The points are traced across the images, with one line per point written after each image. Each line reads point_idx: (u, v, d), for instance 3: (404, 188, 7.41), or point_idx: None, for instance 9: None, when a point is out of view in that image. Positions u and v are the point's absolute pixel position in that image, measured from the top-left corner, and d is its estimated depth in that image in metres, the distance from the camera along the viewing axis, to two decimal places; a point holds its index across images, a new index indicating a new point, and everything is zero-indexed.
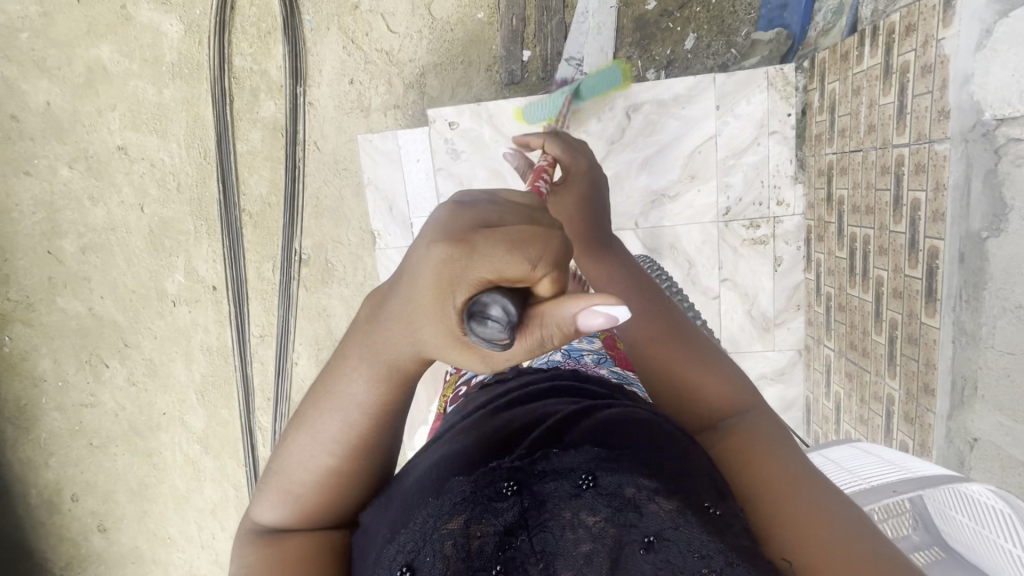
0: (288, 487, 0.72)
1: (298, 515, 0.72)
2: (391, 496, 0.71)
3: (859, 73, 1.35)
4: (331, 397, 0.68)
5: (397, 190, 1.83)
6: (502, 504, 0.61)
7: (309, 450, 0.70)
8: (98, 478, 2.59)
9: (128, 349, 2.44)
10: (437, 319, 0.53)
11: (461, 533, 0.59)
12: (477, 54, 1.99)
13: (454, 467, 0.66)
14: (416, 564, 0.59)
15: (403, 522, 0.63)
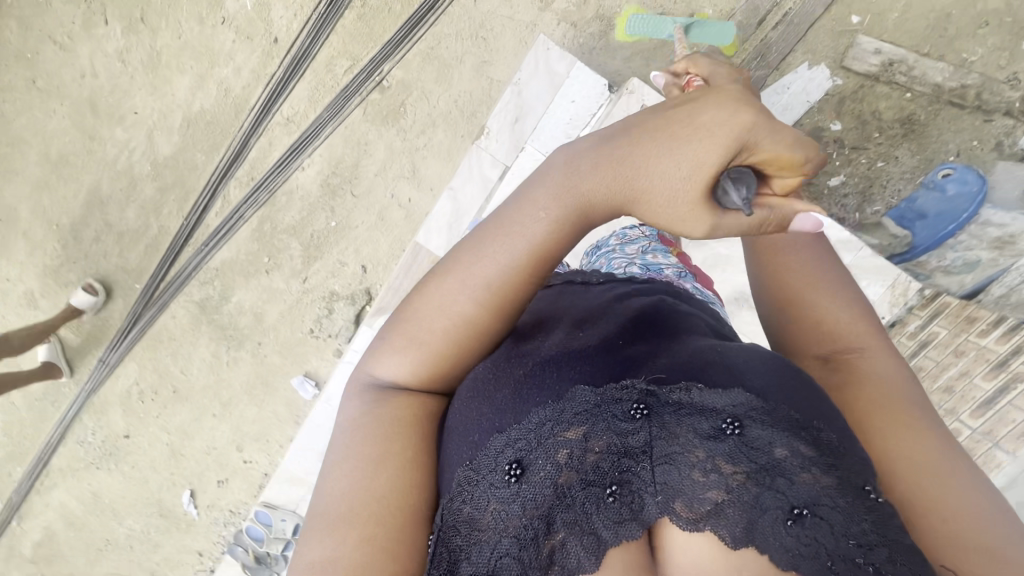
0: (411, 336, 0.69)
1: (413, 365, 0.69)
2: (495, 370, 0.69)
3: (974, 343, 1.45)
4: (495, 239, 0.67)
5: (537, 113, 1.72)
6: (630, 434, 0.63)
7: (456, 293, 0.67)
8: (21, 119, 2.27)
9: (143, 26, 2.12)
10: (683, 194, 0.58)
11: (580, 441, 0.62)
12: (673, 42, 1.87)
13: (573, 374, 0.66)
14: (528, 460, 0.62)
15: (516, 417, 0.64)
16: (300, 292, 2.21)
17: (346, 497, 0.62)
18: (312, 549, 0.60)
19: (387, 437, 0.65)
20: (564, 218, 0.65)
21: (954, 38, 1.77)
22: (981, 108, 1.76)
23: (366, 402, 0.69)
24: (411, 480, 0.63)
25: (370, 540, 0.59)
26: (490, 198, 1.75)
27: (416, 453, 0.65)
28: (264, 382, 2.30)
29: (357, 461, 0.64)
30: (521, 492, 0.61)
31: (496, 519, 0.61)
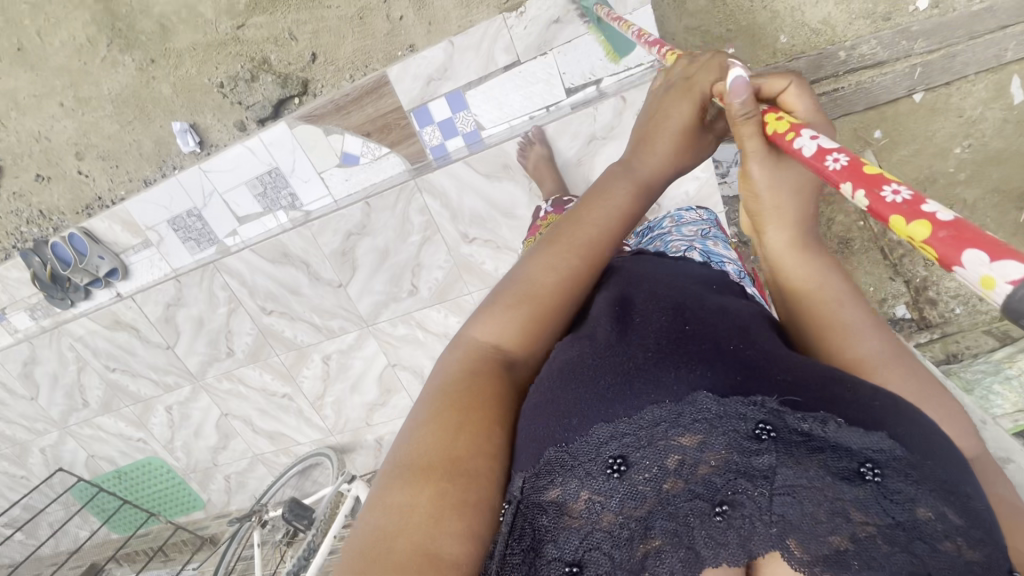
0: (510, 303, 0.66)
1: (514, 333, 0.65)
2: (597, 355, 0.58)
3: None
4: (585, 205, 0.71)
5: (578, 28, 1.44)
6: (756, 457, 0.49)
7: (554, 263, 0.67)
8: None
9: None
10: (680, 132, 0.73)
11: (693, 451, 0.50)
12: (737, 43, 1.73)
13: (693, 371, 0.53)
14: (631, 456, 0.51)
15: (624, 407, 0.53)
16: (231, 36, 1.67)
17: (427, 453, 0.54)
18: (383, 506, 0.51)
19: (473, 404, 0.57)
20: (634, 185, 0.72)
21: None
22: (895, 266, 1.98)
23: (461, 365, 0.63)
24: (494, 451, 0.55)
25: (443, 502, 0.50)
26: (483, 80, 1.52)
27: (498, 421, 0.58)
28: (138, 102, 1.78)
29: (446, 422, 0.56)
30: (621, 492, 0.50)
31: (585, 513, 0.50)
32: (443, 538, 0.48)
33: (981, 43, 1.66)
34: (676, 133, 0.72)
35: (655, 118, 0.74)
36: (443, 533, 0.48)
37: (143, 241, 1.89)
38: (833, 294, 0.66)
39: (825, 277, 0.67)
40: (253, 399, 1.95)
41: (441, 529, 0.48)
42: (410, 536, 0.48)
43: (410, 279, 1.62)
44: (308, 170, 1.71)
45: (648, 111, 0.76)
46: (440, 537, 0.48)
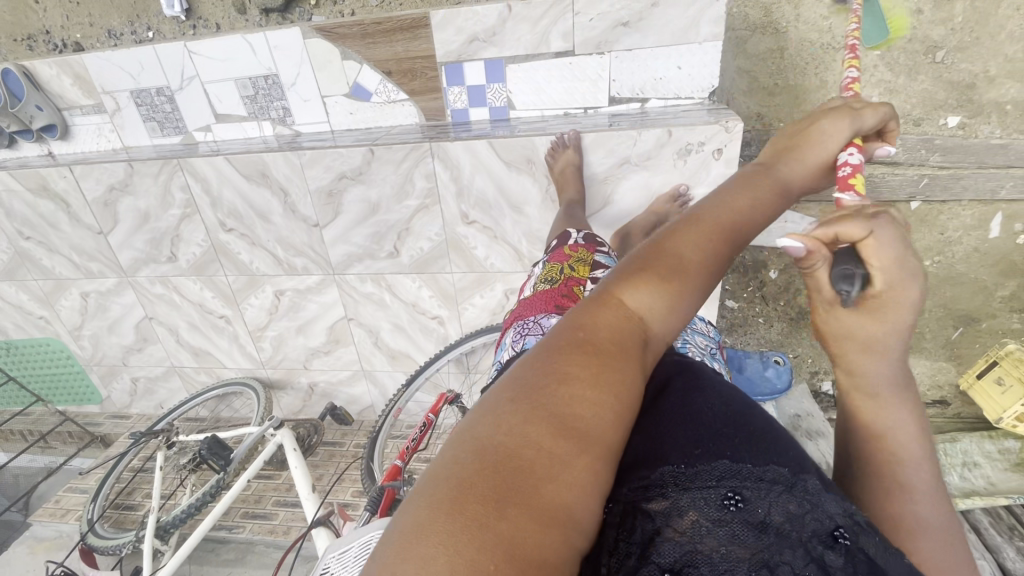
0: (656, 267, 0.51)
1: (667, 303, 0.50)
2: (726, 410, 0.54)
3: None
4: (748, 188, 0.58)
5: (644, 39, 1.34)
6: (826, 552, 0.43)
7: (703, 239, 0.52)
8: None
9: None
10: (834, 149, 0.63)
11: (792, 522, 0.45)
12: (777, 101, 1.71)
13: (806, 452, 0.51)
14: (750, 494, 0.46)
15: (750, 452, 0.49)
16: None
17: (577, 410, 0.43)
18: (519, 439, 0.41)
19: (623, 372, 0.46)
20: (773, 185, 0.60)
21: None
22: None
23: (604, 318, 0.49)
24: (624, 432, 0.46)
25: (585, 468, 0.41)
26: (529, 58, 1.41)
27: (637, 397, 0.47)
28: None
29: (595, 382, 0.45)
30: (732, 529, 0.45)
31: (689, 533, 0.44)
32: (581, 507, 0.41)
33: (984, 173, 1.73)
34: (830, 146, 0.63)
35: (815, 132, 0.64)
36: (580, 498, 0.41)
37: (96, 104, 1.66)
38: (902, 445, 0.49)
39: (898, 424, 0.49)
40: (185, 311, 1.80)
41: (577, 499, 0.40)
42: (555, 487, 0.39)
43: (394, 241, 1.52)
44: (310, 90, 1.54)
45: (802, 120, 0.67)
46: (579, 500, 0.41)
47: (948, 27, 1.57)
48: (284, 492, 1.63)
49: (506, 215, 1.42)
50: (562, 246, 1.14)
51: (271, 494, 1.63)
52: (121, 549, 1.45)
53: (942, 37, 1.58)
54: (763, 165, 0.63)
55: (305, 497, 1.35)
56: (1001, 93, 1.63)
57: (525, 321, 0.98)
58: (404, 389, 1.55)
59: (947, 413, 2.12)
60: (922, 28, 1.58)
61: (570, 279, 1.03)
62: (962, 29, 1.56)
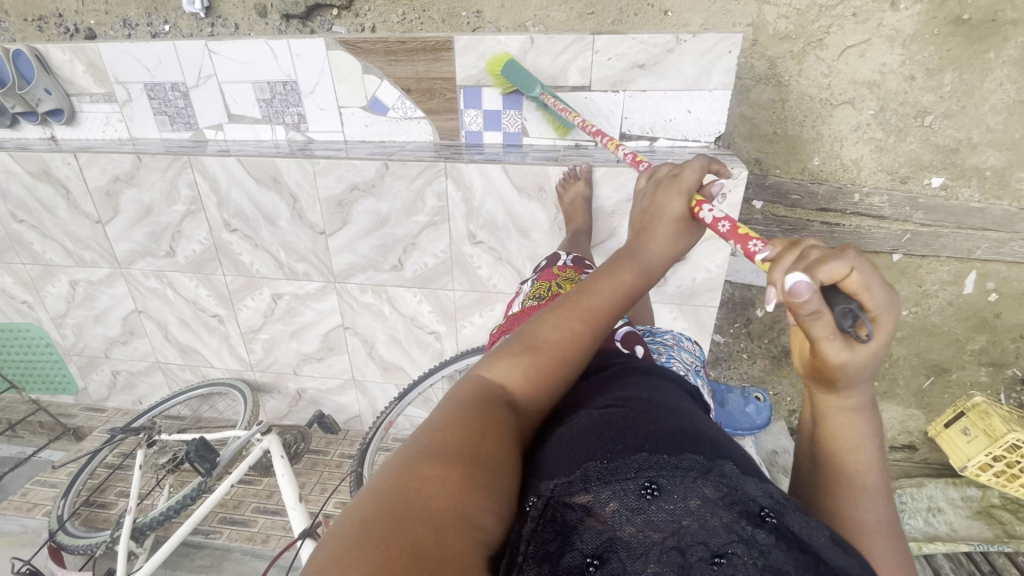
0: (512, 349, 0.63)
1: (525, 372, 0.61)
2: (628, 408, 0.56)
3: None
4: (597, 274, 0.69)
5: (658, 81, 1.41)
6: (756, 531, 0.46)
7: (558, 320, 0.64)
8: None
9: None
10: (681, 216, 0.73)
11: (705, 504, 0.47)
12: (777, 149, 1.79)
13: (716, 445, 0.53)
14: (666, 482, 0.48)
15: (666, 444, 0.51)
16: None
17: (450, 440, 0.50)
18: (404, 476, 0.45)
19: (490, 416, 0.55)
20: (636, 273, 0.69)
21: None
22: None
23: (467, 395, 0.58)
24: (512, 465, 0.52)
25: (474, 482, 0.47)
26: (546, 89, 1.46)
27: (511, 439, 0.55)
28: None
29: (470, 429, 0.52)
30: (649, 515, 0.47)
31: (609, 521, 0.47)
32: (476, 510, 0.45)
33: (964, 232, 1.83)
34: (671, 220, 0.72)
35: (650, 203, 0.75)
36: (476, 504, 0.45)
37: (107, 93, 1.65)
38: (863, 459, 0.55)
39: (862, 438, 0.56)
40: (177, 308, 1.77)
41: (467, 504, 0.45)
42: (446, 498, 0.44)
43: (398, 254, 1.53)
44: (327, 99, 1.56)
45: (640, 207, 0.77)
46: (468, 506, 0.45)
47: (937, 94, 1.67)
48: (264, 499, 1.61)
49: (512, 239, 1.45)
50: (551, 267, 1.16)
51: (251, 501, 1.60)
52: (93, 549, 1.41)
53: (932, 103, 1.68)
54: (627, 248, 0.72)
55: (290, 507, 1.32)
56: (982, 160, 1.73)
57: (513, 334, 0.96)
58: (396, 403, 1.56)
59: (915, 458, 2.19)
60: (914, 93, 1.68)
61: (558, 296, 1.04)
62: (950, 97, 1.66)
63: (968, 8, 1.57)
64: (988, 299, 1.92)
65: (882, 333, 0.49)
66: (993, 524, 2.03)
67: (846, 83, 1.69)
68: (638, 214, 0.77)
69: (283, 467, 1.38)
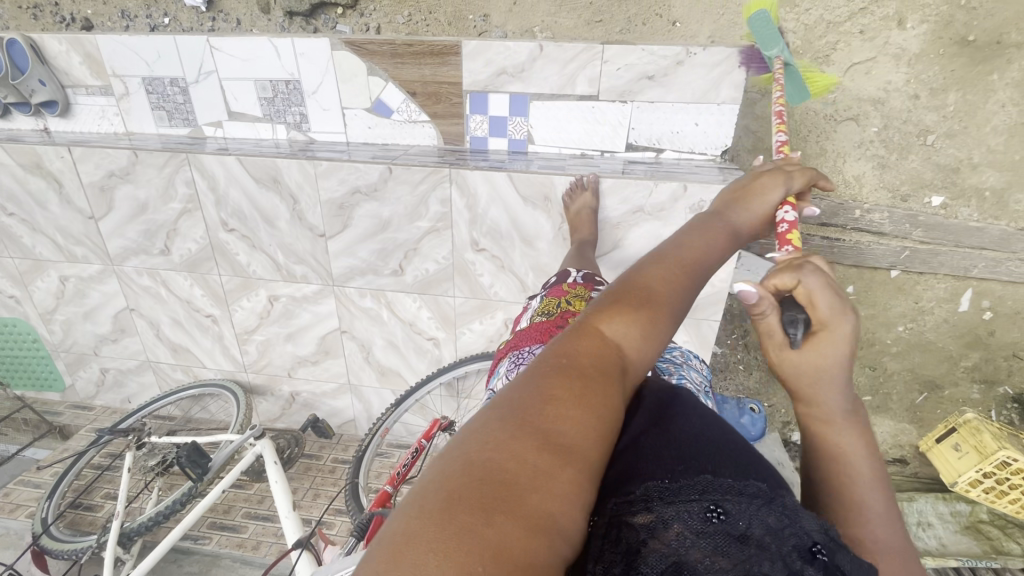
0: (632, 307, 0.58)
1: (639, 340, 0.57)
2: (690, 430, 0.56)
3: None
4: (694, 236, 0.70)
5: (666, 93, 1.40)
6: (806, 567, 0.44)
7: (669, 286, 0.61)
8: None
9: None
10: (756, 214, 0.79)
11: (770, 532, 0.46)
12: None
13: (776, 475, 0.53)
14: (731, 506, 0.47)
15: (730, 469, 0.50)
16: None
17: (560, 425, 0.47)
18: (506, 452, 0.44)
19: (599, 384, 0.52)
20: (721, 238, 0.71)
21: (858, 356, 2.05)
22: None
23: (581, 353, 0.54)
24: (610, 447, 0.50)
25: (575, 476, 0.44)
26: (553, 97, 1.45)
27: (615, 420, 0.51)
28: None
29: (578, 404, 0.49)
30: (715, 539, 0.45)
31: (673, 545, 0.45)
32: (568, 514, 0.43)
33: (962, 250, 1.84)
34: (752, 214, 0.79)
35: (731, 198, 0.80)
36: (572, 503, 0.43)
37: (104, 86, 1.61)
38: (855, 468, 0.55)
39: (852, 447, 0.56)
40: (170, 307, 1.74)
41: (562, 511, 0.42)
42: (545, 494, 0.42)
43: (399, 259, 1.51)
44: (330, 100, 1.54)
45: (731, 192, 0.82)
46: (562, 513, 0.42)
47: (940, 114, 1.68)
48: (255, 504, 1.58)
49: (516, 247, 1.44)
50: (560, 282, 1.15)
51: (241, 507, 1.57)
52: (77, 555, 1.37)
53: (935, 122, 1.69)
54: (715, 218, 0.75)
55: (281, 516, 1.29)
56: (981, 180, 1.74)
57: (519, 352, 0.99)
58: (392, 410, 1.54)
59: (906, 472, 2.20)
60: (917, 112, 1.69)
61: (566, 312, 1.03)
62: (952, 117, 1.67)
63: (973, 29, 1.58)
64: (983, 317, 1.94)
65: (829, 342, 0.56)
66: (981, 540, 2.04)
67: (850, 100, 1.70)
68: (722, 201, 0.81)
69: (276, 473, 1.35)
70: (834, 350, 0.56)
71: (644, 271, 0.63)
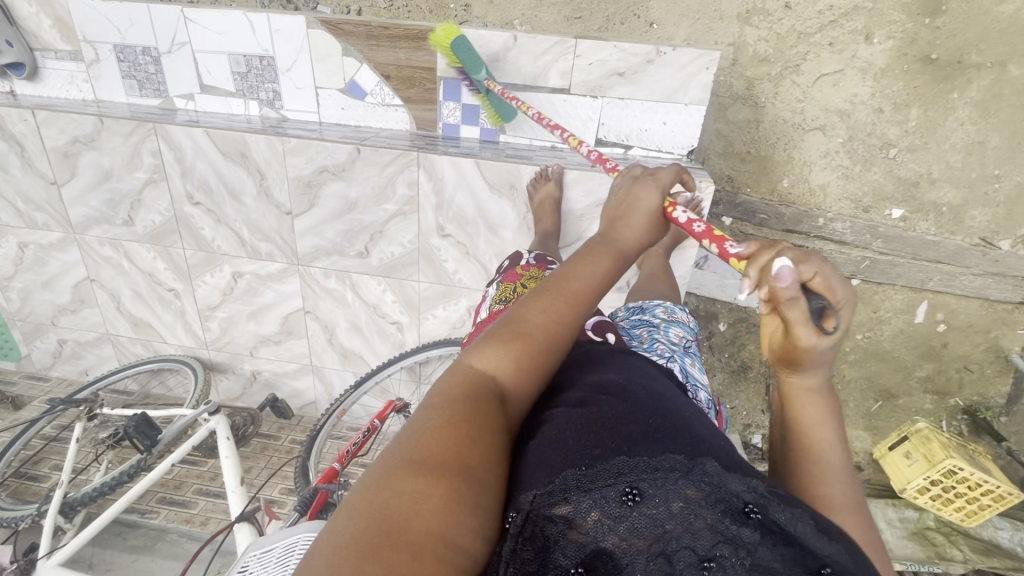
0: (500, 335, 0.63)
1: (514, 362, 0.61)
2: (591, 413, 0.56)
3: None
4: (581, 256, 0.71)
5: (636, 91, 1.42)
6: (741, 529, 0.48)
7: (547, 307, 0.65)
8: None
9: None
10: (650, 211, 0.80)
11: (692, 504, 0.50)
12: (748, 169, 1.83)
13: (686, 443, 0.55)
14: (647, 486, 0.50)
15: (646, 447, 0.53)
16: None
17: (434, 449, 0.49)
18: (385, 491, 0.45)
19: (473, 406, 0.55)
20: (613, 254, 0.72)
21: None
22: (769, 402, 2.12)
23: (456, 388, 0.57)
24: (498, 458, 0.52)
25: (458, 491, 0.46)
26: (526, 89, 1.47)
27: (496, 436, 0.54)
28: None
29: (454, 425, 0.52)
30: (632, 521, 0.48)
31: (592, 532, 0.47)
32: (460, 529, 0.44)
33: (919, 262, 1.89)
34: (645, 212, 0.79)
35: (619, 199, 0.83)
36: (461, 521, 0.44)
37: (74, 51, 1.59)
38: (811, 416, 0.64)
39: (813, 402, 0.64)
40: (132, 279, 1.71)
41: (449, 526, 0.43)
42: (428, 517, 0.43)
43: (365, 241, 1.51)
44: (304, 78, 1.53)
45: (615, 199, 0.84)
46: (452, 526, 0.43)
47: (903, 128, 1.73)
48: (207, 481, 1.57)
49: (481, 234, 1.45)
50: (515, 267, 1.16)
51: (193, 482, 1.56)
52: (19, 523, 1.35)
53: (898, 136, 1.74)
54: (603, 234, 0.76)
55: (229, 489, 1.29)
56: (939, 196, 1.80)
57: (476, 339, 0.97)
58: (351, 391, 1.54)
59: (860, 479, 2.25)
60: (881, 125, 1.74)
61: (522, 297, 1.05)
62: (914, 132, 1.73)
63: (937, 48, 1.63)
64: (937, 329, 1.99)
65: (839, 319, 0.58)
66: (927, 546, 2.09)
67: (818, 110, 1.74)
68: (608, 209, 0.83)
69: (227, 447, 1.35)
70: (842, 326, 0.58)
71: (520, 301, 0.67)
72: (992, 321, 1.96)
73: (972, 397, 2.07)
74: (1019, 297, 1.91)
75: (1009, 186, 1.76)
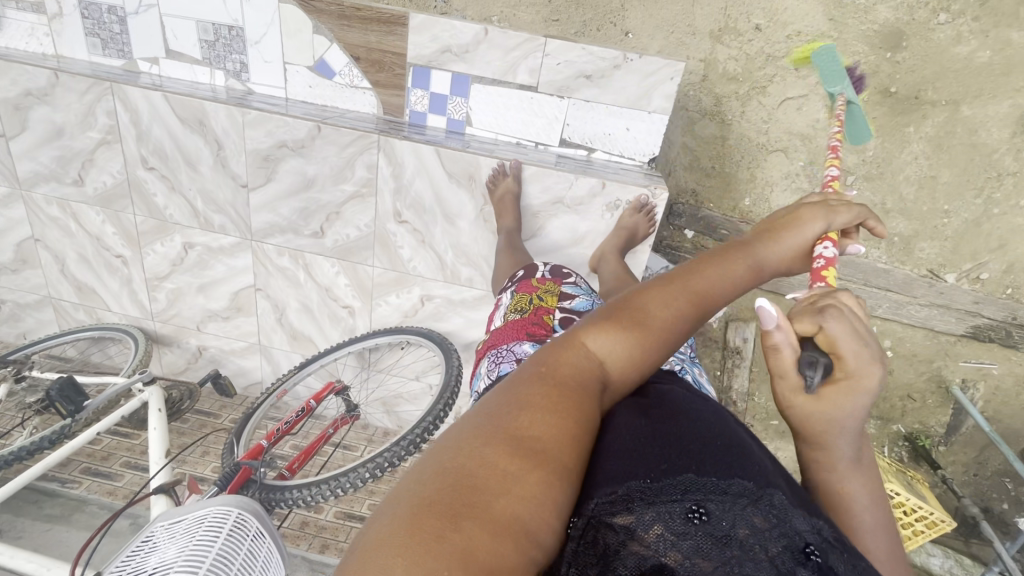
0: (617, 317, 0.56)
1: (629, 350, 0.55)
2: (670, 431, 0.55)
3: None
4: (708, 256, 0.64)
5: (601, 94, 1.44)
6: (797, 566, 0.45)
7: (670, 302, 0.58)
8: None
9: None
10: (805, 241, 0.68)
11: (758, 532, 0.47)
12: (711, 184, 1.87)
13: (760, 470, 0.52)
14: (714, 508, 0.48)
15: (715, 468, 0.50)
16: None
17: (536, 432, 0.45)
18: (475, 459, 0.42)
19: (582, 396, 0.50)
20: (745, 264, 0.64)
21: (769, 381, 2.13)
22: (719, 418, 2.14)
23: (568, 366, 0.52)
24: (588, 454, 0.48)
25: (547, 485, 0.43)
26: (495, 83, 1.47)
27: (594, 430, 0.49)
28: None
29: (561, 414, 0.47)
30: (695, 540, 0.46)
31: (654, 547, 0.46)
32: (537, 520, 0.41)
33: (869, 288, 1.94)
34: (801, 241, 0.68)
35: (777, 220, 0.71)
36: (539, 509, 0.41)
37: (37, 3, 1.55)
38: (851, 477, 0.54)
39: (847, 469, 0.54)
40: (78, 242, 1.67)
41: (529, 516, 0.41)
42: (512, 500, 0.40)
43: (321, 221, 1.50)
44: (273, 52, 1.52)
45: (771, 217, 0.72)
46: (531, 515, 0.41)
47: (860, 157, 1.78)
48: (136, 454, 1.53)
49: (437, 223, 1.45)
50: (529, 278, 1.15)
51: (122, 454, 1.52)
52: None
53: (855, 164, 1.79)
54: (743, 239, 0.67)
55: (152, 454, 1.27)
56: (892, 225, 1.85)
57: (497, 349, 0.97)
58: (295, 372, 1.52)
59: None
60: (839, 153, 1.79)
61: (540, 308, 1.03)
62: (871, 161, 1.78)
63: (896, 82, 1.69)
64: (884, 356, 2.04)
65: (849, 385, 0.50)
66: None
67: (781, 132, 1.78)
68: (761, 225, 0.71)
69: (155, 413, 1.33)
70: (848, 398, 0.50)
71: (643, 284, 0.60)
72: (936, 352, 2.02)
73: (914, 425, 2.11)
74: (961, 330, 1.96)
75: (957, 222, 1.82)
